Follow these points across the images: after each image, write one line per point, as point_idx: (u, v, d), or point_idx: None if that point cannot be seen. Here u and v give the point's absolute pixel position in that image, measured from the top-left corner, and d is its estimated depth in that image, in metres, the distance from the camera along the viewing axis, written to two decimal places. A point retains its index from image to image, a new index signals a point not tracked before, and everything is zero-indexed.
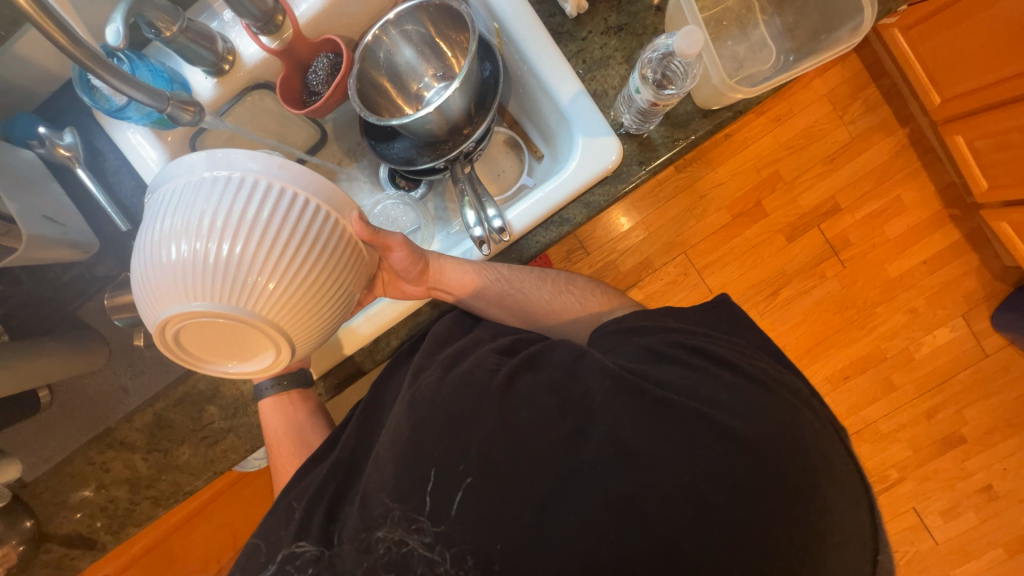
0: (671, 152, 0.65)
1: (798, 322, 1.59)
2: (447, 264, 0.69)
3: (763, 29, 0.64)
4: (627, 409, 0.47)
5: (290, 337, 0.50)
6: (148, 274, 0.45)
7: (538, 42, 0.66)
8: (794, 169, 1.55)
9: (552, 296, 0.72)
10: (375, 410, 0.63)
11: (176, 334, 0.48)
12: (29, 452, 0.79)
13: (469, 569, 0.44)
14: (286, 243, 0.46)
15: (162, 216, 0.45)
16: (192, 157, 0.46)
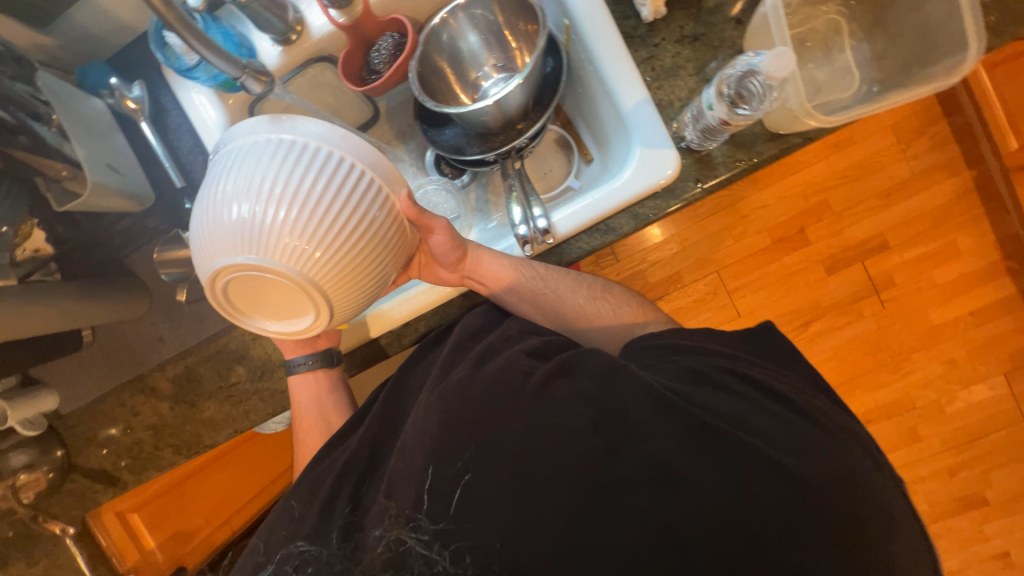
0: (731, 173, 0.63)
1: (826, 358, 1.54)
2: (484, 254, 0.68)
3: (848, 55, 0.60)
4: (659, 432, 0.46)
5: (331, 303, 0.50)
6: (206, 222, 0.46)
7: (608, 43, 0.64)
8: (845, 199, 1.48)
9: (587, 300, 0.70)
10: (402, 394, 0.63)
11: (224, 285, 0.48)
12: (66, 387, 0.83)
13: (467, 567, 0.45)
14: (339, 210, 0.46)
15: (227, 169, 0.46)
16: (261, 117, 0.47)
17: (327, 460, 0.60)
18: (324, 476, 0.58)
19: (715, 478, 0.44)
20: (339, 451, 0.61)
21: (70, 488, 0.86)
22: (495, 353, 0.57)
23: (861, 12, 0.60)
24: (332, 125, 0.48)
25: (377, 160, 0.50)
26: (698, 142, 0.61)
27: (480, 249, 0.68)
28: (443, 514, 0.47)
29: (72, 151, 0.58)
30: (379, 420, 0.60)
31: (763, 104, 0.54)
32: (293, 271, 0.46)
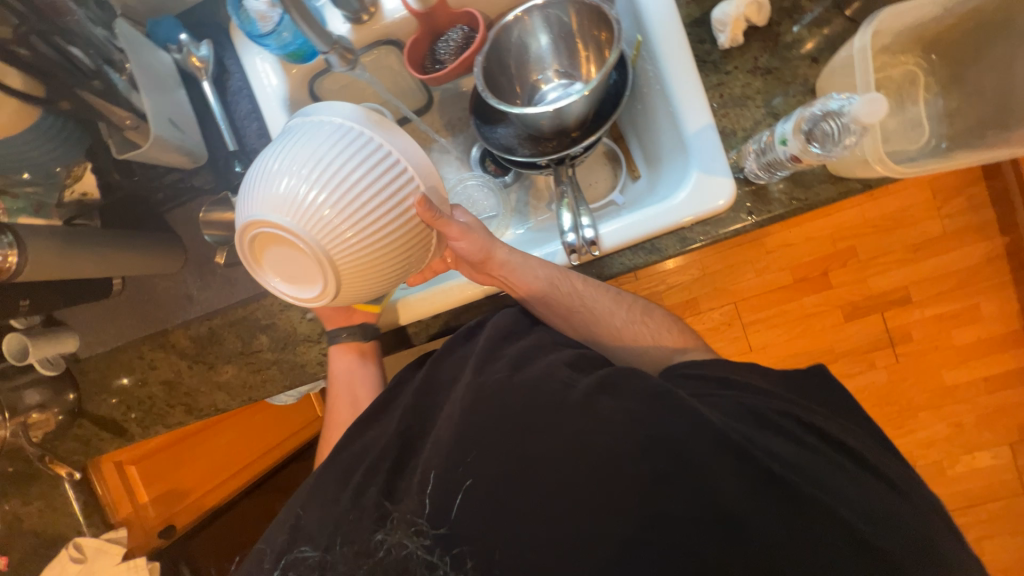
0: (786, 210, 0.62)
1: None
2: (522, 265, 0.65)
3: (921, 108, 0.60)
4: (696, 463, 0.46)
5: (341, 282, 0.48)
6: (253, 179, 0.47)
7: (680, 64, 0.63)
8: (875, 249, 1.46)
9: (624, 323, 0.69)
10: (434, 388, 0.61)
11: (251, 239, 0.48)
12: (88, 332, 0.83)
13: (467, 570, 0.47)
14: (376, 200, 0.47)
15: (289, 139, 0.47)
16: (331, 105, 0.50)
17: (356, 444, 0.61)
18: (356, 462, 0.59)
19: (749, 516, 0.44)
20: (365, 436, 0.61)
21: (77, 433, 0.86)
22: (531, 359, 0.57)
23: (940, 67, 0.59)
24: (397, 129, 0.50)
25: (427, 171, 0.51)
26: (756, 173, 0.61)
27: (516, 257, 0.65)
28: (443, 519, 0.49)
29: (138, 102, 0.58)
30: (407, 413, 0.59)
31: (837, 147, 0.53)
32: (314, 248, 0.46)
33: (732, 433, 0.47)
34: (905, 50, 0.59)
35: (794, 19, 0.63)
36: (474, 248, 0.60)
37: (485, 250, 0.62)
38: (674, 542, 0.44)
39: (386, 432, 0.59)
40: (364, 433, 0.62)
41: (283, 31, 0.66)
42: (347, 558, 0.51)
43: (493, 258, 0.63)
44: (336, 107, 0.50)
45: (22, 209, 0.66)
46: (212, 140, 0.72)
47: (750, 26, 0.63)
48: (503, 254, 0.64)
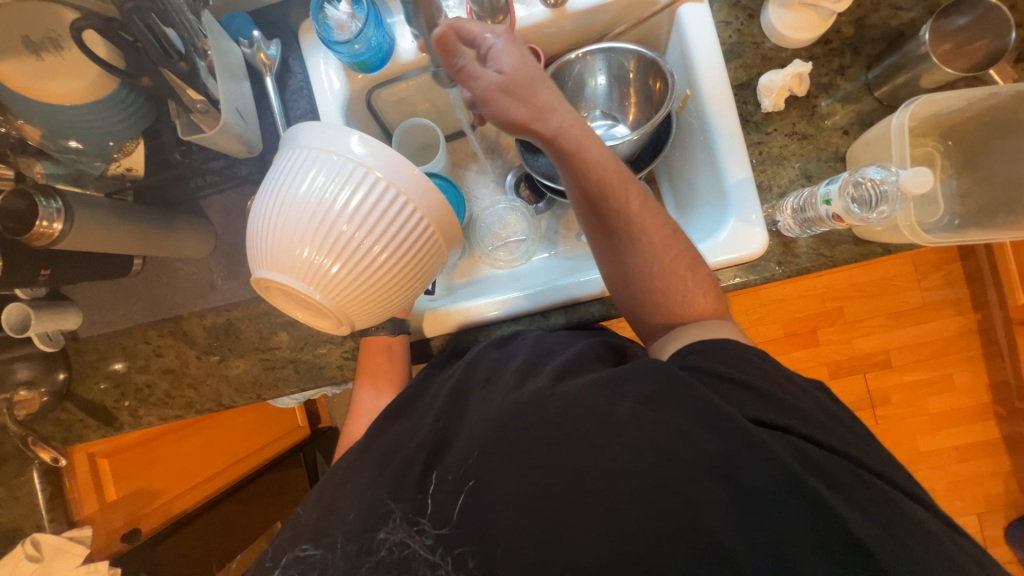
0: (812, 264, 0.67)
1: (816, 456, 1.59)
2: (575, 153, 0.57)
3: (938, 186, 0.66)
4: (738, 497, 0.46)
5: (356, 315, 0.53)
6: (261, 229, 0.50)
7: (726, 120, 0.68)
8: (862, 312, 1.53)
9: (661, 271, 0.63)
10: (466, 390, 0.61)
11: (267, 286, 0.52)
12: (95, 310, 0.79)
13: (468, 568, 0.50)
14: (376, 235, 0.48)
15: (285, 180, 0.49)
16: (320, 131, 0.49)
17: (383, 438, 0.61)
18: (390, 452, 0.59)
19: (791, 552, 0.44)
20: (391, 431, 0.62)
21: (59, 416, 0.81)
22: (574, 373, 0.58)
23: (954, 152, 0.66)
24: (383, 146, 0.49)
25: (418, 188, 0.49)
26: (790, 227, 0.66)
27: (567, 134, 0.56)
28: (444, 519, 0.52)
29: (213, 89, 0.59)
30: (439, 414, 0.59)
31: (873, 212, 0.58)
32: (315, 288, 0.49)
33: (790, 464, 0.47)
34: (925, 134, 0.65)
35: (829, 94, 0.69)
36: (500, 112, 0.54)
37: (523, 115, 0.55)
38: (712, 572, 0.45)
39: (420, 431, 0.59)
40: (392, 425, 0.63)
41: (357, 43, 0.68)
42: (348, 557, 0.53)
43: (538, 124, 0.56)
44: (327, 129, 0.50)
45: (62, 176, 0.64)
46: (267, 133, 0.73)
47: (791, 95, 0.69)
48: (547, 129, 0.56)
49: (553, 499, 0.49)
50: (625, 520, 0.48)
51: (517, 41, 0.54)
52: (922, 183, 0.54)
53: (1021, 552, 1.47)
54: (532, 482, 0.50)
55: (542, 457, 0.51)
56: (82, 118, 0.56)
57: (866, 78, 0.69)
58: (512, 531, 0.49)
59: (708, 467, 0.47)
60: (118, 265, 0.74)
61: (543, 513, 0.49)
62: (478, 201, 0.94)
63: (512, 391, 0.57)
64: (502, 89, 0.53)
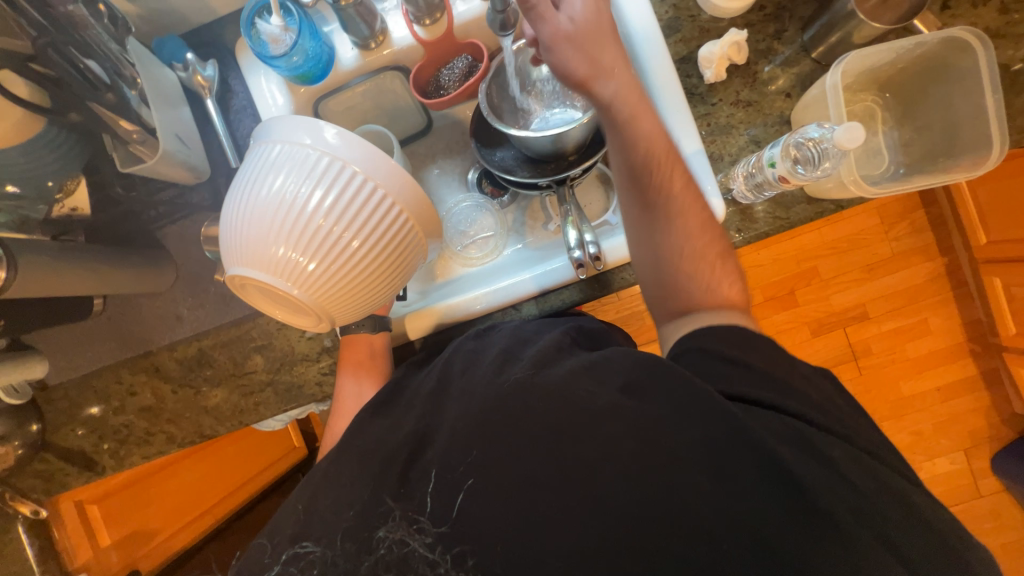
0: (770, 228, 0.68)
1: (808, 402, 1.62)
2: (629, 112, 0.59)
3: (881, 138, 0.68)
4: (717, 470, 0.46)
5: (337, 310, 0.52)
6: (234, 228, 0.49)
7: (671, 95, 0.69)
8: (835, 269, 1.57)
9: (698, 255, 0.60)
10: (447, 382, 0.61)
11: (244, 285, 0.51)
12: (60, 356, 0.77)
13: (468, 568, 0.49)
14: (354, 227, 0.48)
15: (258, 176, 0.48)
16: (293, 125, 0.48)
17: (375, 427, 0.60)
18: (373, 451, 0.57)
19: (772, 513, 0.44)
20: (376, 428, 0.60)
21: (38, 468, 0.79)
22: (556, 361, 0.57)
23: (893, 103, 0.68)
24: (356, 138, 0.49)
25: (394, 179, 0.50)
26: (744, 194, 0.68)
27: (619, 86, 0.60)
28: (444, 517, 0.50)
29: (149, 118, 0.57)
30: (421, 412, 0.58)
31: (817, 170, 0.60)
32: (292, 284, 0.49)
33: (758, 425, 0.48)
34: (864, 88, 0.68)
35: (769, 59, 0.71)
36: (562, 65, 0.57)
37: (585, 69, 0.58)
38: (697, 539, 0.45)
39: (404, 425, 0.58)
40: (378, 420, 0.62)
41: (294, 55, 0.68)
42: (347, 554, 0.51)
43: (595, 78, 0.58)
44: (299, 123, 0.49)
45: (4, 223, 0.61)
46: (214, 155, 0.72)
47: (732, 64, 0.70)
48: (604, 83, 0.59)
49: (538, 489, 0.49)
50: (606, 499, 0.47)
51: (591, 1, 0.58)
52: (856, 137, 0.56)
53: (1008, 481, 1.53)
54: (513, 471, 0.50)
55: (523, 448, 0.50)
56: (14, 160, 0.54)
57: (802, 40, 0.70)
58: (498, 525, 0.49)
59: (684, 438, 0.47)
60: (77, 307, 0.73)
61: (529, 502, 0.49)
62: (442, 202, 0.92)
63: (488, 380, 0.57)
64: (566, 40, 0.56)
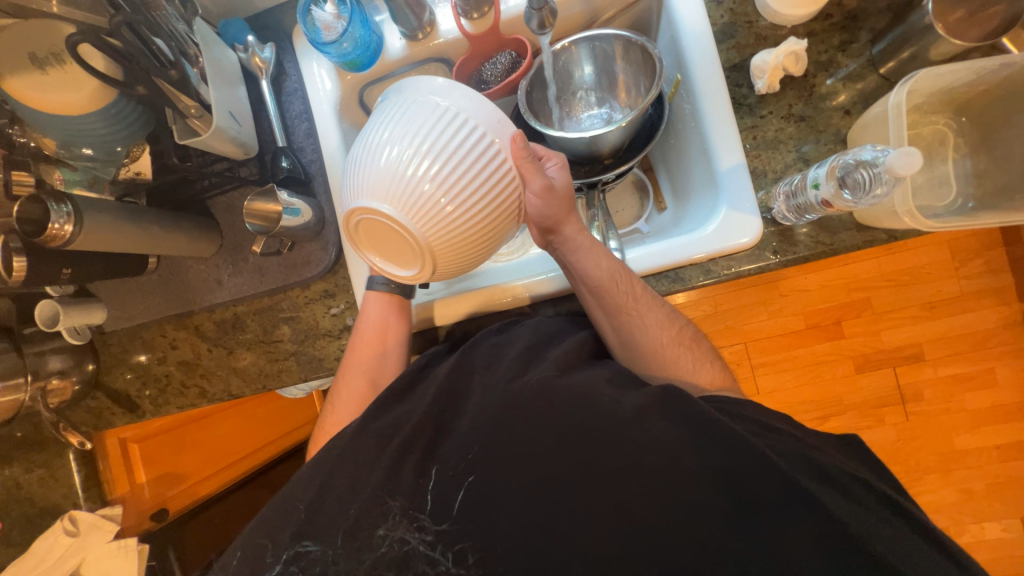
0: (810, 252, 0.64)
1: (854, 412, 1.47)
2: (587, 249, 0.62)
3: (950, 166, 0.62)
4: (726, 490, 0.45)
5: (440, 258, 0.54)
6: (362, 166, 0.52)
7: (717, 104, 0.66)
8: (890, 302, 1.44)
9: (670, 341, 0.63)
10: (466, 373, 0.57)
11: (360, 220, 0.53)
12: (115, 306, 0.84)
13: (468, 566, 0.48)
14: (471, 177, 0.51)
15: (393, 121, 0.52)
16: (430, 84, 0.53)
17: (384, 418, 0.55)
18: (386, 437, 0.53)
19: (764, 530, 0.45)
20: (388, 415, 0.56)
21: (90, 404, 0.87)
22: (580, 366, 0.55)
23: (969, 129, 0.62)
24: (485, 102, 0.54)
25: (515, 144, 0.53)
26: (784, 215, 0.63)
27: (582, 239, 0.63)
28: (444, 514, 0.49)
29: (206, 95, 0.62)
30: (434, 402, 0.54)
31: (867, 197, 0.55)
32: (406, 222, 0.51)
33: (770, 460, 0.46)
34: (936, 110, 0.62)
35: (829, 73, 0.66)
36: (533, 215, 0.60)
37: (555, 217, 0.61)
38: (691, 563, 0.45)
39: (403, 426, 0.54)
40: (387, 412, 0.56)
41: (344, 42, 0.70)
42: (346, 553, 0.49)
43: (561, 222, 0.62)
44: (433, 84, 0.54)
45: (79, 181, 0.69)
46: (264, 133, 0.76)
47: (788, 75, 0.66)
48: (574, 229, 0.63)
49: (539, 495, 0.48)
50: (612, 514, 0.47)
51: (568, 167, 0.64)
52: (908, 160, 0.50)
53: None
54: (521, 472, 0.49)
55: (527, 451, 0.49)
56: (88, 126, 0.60)
57: (869, 54, 0.66)
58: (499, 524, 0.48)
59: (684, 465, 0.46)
60: (132, 264, 0.78)
61: (528, 503, 0.48)
62: None
63: (498, 382, 0.55)
64: (544, 191, 0.57)
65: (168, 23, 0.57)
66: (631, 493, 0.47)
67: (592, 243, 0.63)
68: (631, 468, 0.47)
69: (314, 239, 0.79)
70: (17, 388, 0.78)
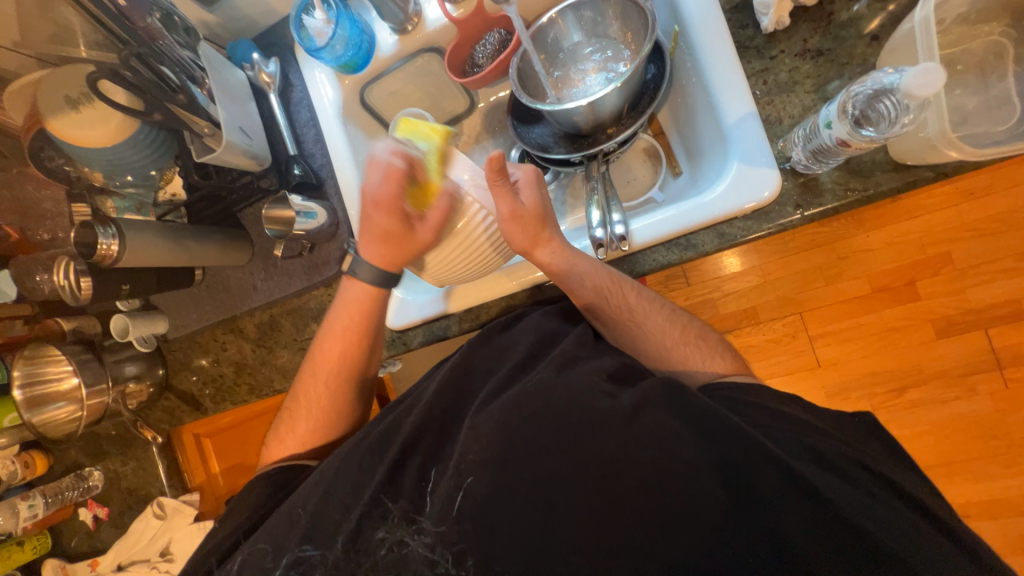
0: (839, 203, 0.57)
1: (902, 382, 1.26)
2: (566, 272, 0.62)
3: (1010, 83, 0.53)
4: (739, 489, 0.42)
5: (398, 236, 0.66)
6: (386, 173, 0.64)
7: (718, 52, 0.61)
8: (974, 255, 1.20)
9: (675, 344, 0.60)
10: (469, 372, 0.58)
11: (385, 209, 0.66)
12: (174, 315, 0.93)
13: (468, 568, 0.44)
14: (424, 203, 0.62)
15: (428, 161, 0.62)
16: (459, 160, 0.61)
17: (380, 427, 0.56)
18: (387, 439, 0.54)
19: (798, 506, 0.41)
20: (387, 420, 0.57)
21: (164, 404, 0.97)
22: (578, 364, 0.54)
23: None
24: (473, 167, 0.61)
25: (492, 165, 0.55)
26: (805, 164, 0.57)
27: (560, 262, 0.63)
28: (445, 515, 0.46)
29: (215, 113, 0.67)
30: (439, 394, 0.56)
31: (893, 127, 0.49)
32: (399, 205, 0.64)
33: (775, 447, 0.43)
34: (989, 18, 0.53)
35: None
36: (511, 241, 0.61)
37: (529, 238, 0.61)
38: (708, 558, 0.41)
39: (404, 425, 0.55)
40: (378, 427, 0.57)
41: (336, 44, 0.73)
42: (347, 557, 0.47)
43: (536, 248, 0.62)
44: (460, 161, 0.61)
45: (129, 208, 0.77)
46: (276, 145, 0.80)
47: (799, 6, 0.59)
48: (545, 254, 0.63)
49: (548, 480, 0.45)
50: (622, 502, 0.44)
51: (535, 180, 0.64)
52: (936, 82, 0.45)
53: None
54: (522, 466, 0.46)
55: (537, 435, 0.47)
56: (119, 155, 0.67)
57: None
58: (508, 520, 0.45)
59: (684, 459, 0.44)
60: (181, 276, 0.86)
61: (532, 501, 0.45)
62: None
63: (503, 373, 0.56)
64: (512, 217, 0.60)
65: (174, 52, 0.63)
66: (636, 483, 0.44)
67: (571, 256, 0.63)
68: (630, 459, 0.45)
69: (331, 240, 0.82)
70: (102, 391, 0.89)
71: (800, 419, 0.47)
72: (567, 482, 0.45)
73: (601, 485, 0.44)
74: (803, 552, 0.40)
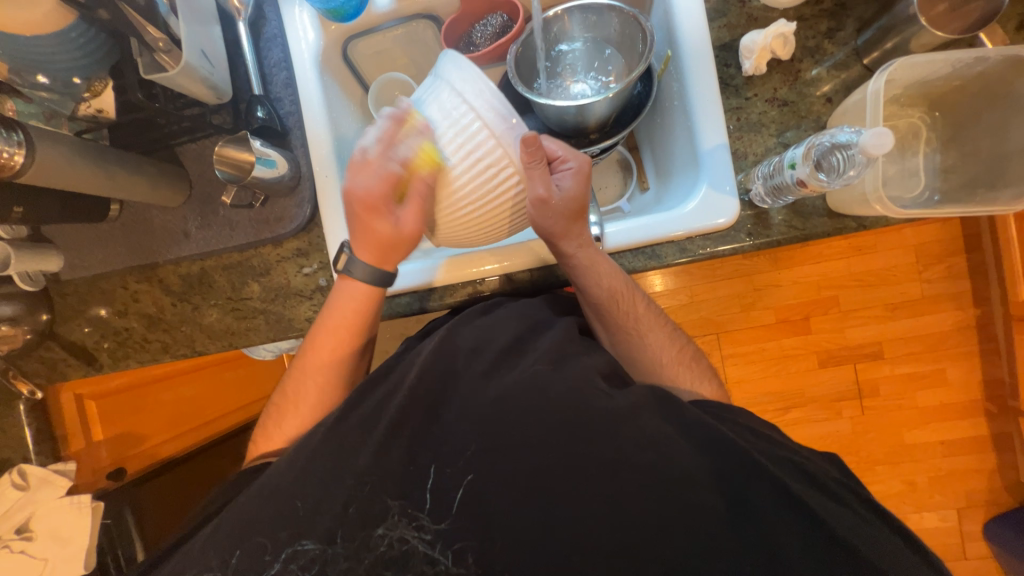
0: (783, 237, 0.65)
1: (797, 403, 1.46)
2: (585, 269, 0.63)
3: (921, 160, 0.65)
4: (704, 480, 0.48)
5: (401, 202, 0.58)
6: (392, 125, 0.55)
7: (702, 83, 0.66)
8: (856, 300, 1.41)
9: (670, 361, 0.65)
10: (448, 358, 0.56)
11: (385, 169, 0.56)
12: (73, 253, 0.78)
13: (468, 565, 0.47)
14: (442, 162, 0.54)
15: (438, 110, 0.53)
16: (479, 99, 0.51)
17: (361, 406, 0.54)
18: (368, 419, 0.53)
19: (743, 499, 0.47)
20: (364, 400, 0.55)
21: (42, 355, 0.81)
22: (553, 356, 0.56)
23: (941, 124, 0.65)
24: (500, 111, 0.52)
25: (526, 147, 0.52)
26: (761, 198, 0.64)
27: (582, 258, 0.63)
28: (444, 514, 0.48)
29: (176, 28, 0.59)
30: (417, 378, 0.54)
31: (840, 178, 0.58)
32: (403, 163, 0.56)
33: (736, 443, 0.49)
34: (913, 104, 0.65)
35: (815, 60, 0.67)
36: (540, 225, 0.60)
37: (557, 227, 0.60)
38: (665, 547, 0.47)
39: (386, 408, 0.53)
40: (350, 407, 0.54)
41: None
42: (347, 552, 0.48)
43: (561, 241, 0.62)
44: (479, 96, 0.51)
45: (33, 114, 0.65)
46: (239, 80, 0.73)
47: (775, 58, 0.67)
48: (571, 246, 0.62)
49: (533, 472, 0.48)
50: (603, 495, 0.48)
51: (586, 174, 0.61)
52: (885, 147, 0.53)
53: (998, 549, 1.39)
54: (505, 452, 0.49)
55: (533, 433, 0.50)
56: (46, 51, 0.56)
57: (855, 44, 0.67)
58: (496, 507, 0.48)
59: (647, 456, 0.48)
60: (91, 209, 0.73)
61: (523, 492, 0.48)
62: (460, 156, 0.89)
63: (480, 362, 0.56)
64: (542, 204, 0.58)
65: None
66: (616, 481, 0.48)
67: (592, 254, 0.63)
68: (626, 464, 0.48)
69: (289, 195, 0.75)
70: None
71: (731, 423, 0.54)
72: (550, 467, 0.48)
73: (574, 473, 0.48)
74: (738, 542, 0.46)
